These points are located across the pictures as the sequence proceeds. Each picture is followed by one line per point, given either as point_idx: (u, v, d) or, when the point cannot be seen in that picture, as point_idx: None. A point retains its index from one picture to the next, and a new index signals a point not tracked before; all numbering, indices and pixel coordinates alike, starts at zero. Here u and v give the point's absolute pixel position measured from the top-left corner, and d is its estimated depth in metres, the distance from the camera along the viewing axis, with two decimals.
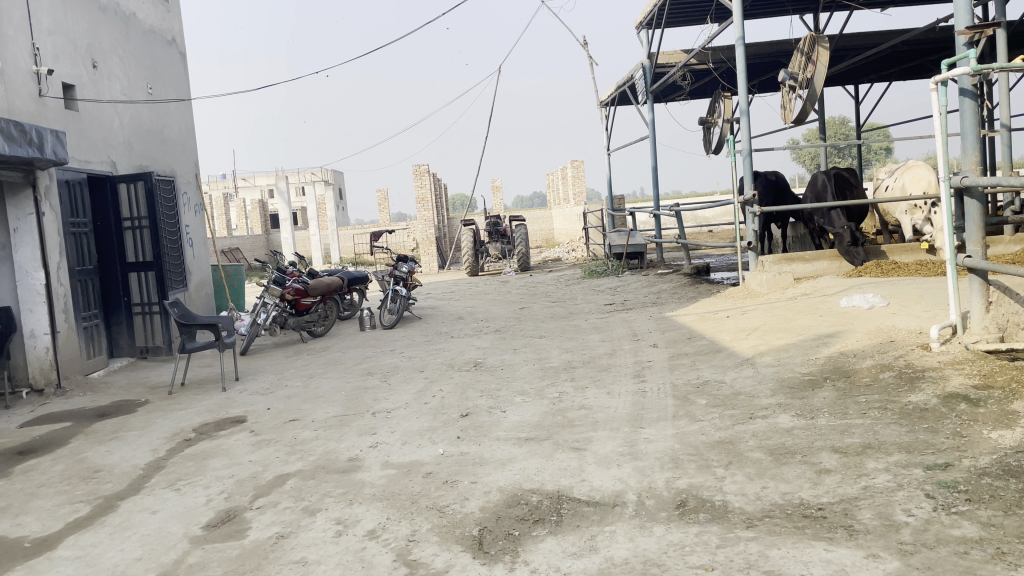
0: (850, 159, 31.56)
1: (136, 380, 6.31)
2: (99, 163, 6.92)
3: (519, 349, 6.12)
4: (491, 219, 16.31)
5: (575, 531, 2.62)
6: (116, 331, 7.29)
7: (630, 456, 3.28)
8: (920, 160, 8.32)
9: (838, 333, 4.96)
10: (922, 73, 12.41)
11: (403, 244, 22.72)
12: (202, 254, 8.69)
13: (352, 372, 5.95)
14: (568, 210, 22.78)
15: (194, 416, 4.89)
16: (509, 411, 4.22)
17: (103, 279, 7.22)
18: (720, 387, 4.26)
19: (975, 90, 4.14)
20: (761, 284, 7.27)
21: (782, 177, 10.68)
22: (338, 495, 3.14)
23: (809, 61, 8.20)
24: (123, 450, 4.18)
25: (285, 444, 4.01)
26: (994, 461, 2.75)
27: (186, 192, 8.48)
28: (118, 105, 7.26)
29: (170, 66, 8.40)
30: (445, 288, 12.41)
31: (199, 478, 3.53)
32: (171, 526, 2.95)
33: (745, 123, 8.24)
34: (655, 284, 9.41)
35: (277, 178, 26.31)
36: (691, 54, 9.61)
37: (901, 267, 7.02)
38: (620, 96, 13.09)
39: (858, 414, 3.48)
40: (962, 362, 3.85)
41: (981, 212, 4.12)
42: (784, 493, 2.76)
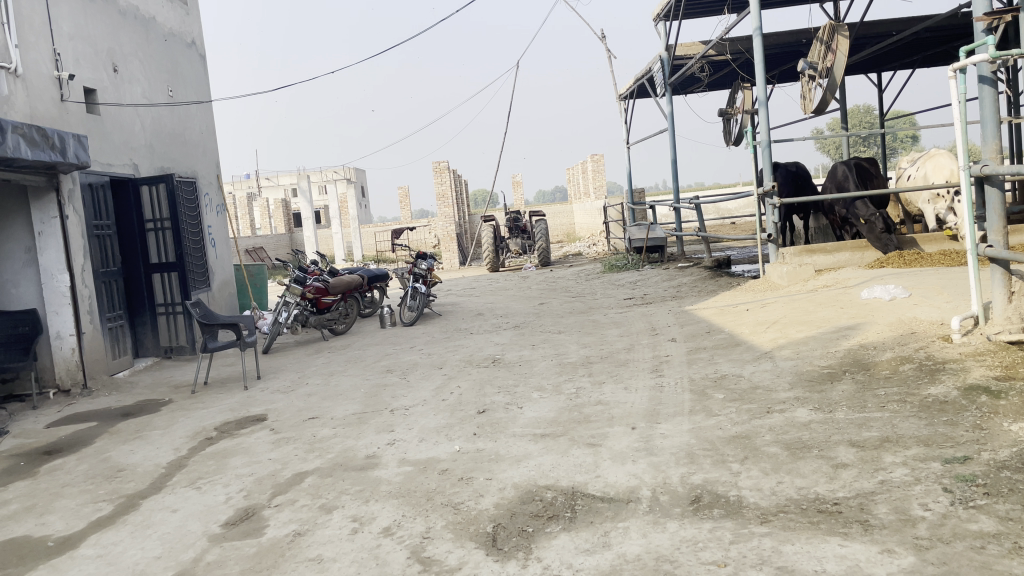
0: (875, 148, 31.12)
1: (160, 380, 6.41)
2: (122, 165, 7.01)
3: (538, 345, 6.12)
4: (511, 215, 16.31)
5: (588, 528, 2.62)
6: (141, 331, 7.40)
7: (645, 452, 3.28)
8: (942, 149, 8.21)
9: (859, 325, 4.91)
10: (946, 60, 12.21)
11: (425, 241, 22.78)
12: (224, 254, 8.78)
13: (372, 369, 5.99)
14: (589, 204, 22.72)
15: (216, 415, 4.95)
16: (526, 408, 4.22)
17: (128, 281, 7.33)
18: (738, 381, 4.24)
19: (994, 77, 4.05)
20: (782, 275, 7.22)
21: (803, 168, 10.58)
22: (355, 492, 3.17)
23: (829, 49, 8.10)
24: (145, 449, 4.24)
25: (304, 442, 4.05)
26: (1013, 454, 2.71)
27: (207, 192, 8.57)
28: (139, 107, 7.35)
29: (191, 68, 8.49)
30: (466, 285, 12.45)
31: (219, 477, 3.58)
32: (191, 524, 2.99)
33: (764, 114, 8.16)
34: (675, 277, 9.36)
35: (299, 177, 26.48)
36: (709, 45, 9.53)
37: (925, 257, 6.92)
38: (638, 89, 13.02)
39: (877, 407, 3.45)
40: (983, 354, 3.79)
41: (1001, 201, 4.05)
42: (800, 487, 2.74)
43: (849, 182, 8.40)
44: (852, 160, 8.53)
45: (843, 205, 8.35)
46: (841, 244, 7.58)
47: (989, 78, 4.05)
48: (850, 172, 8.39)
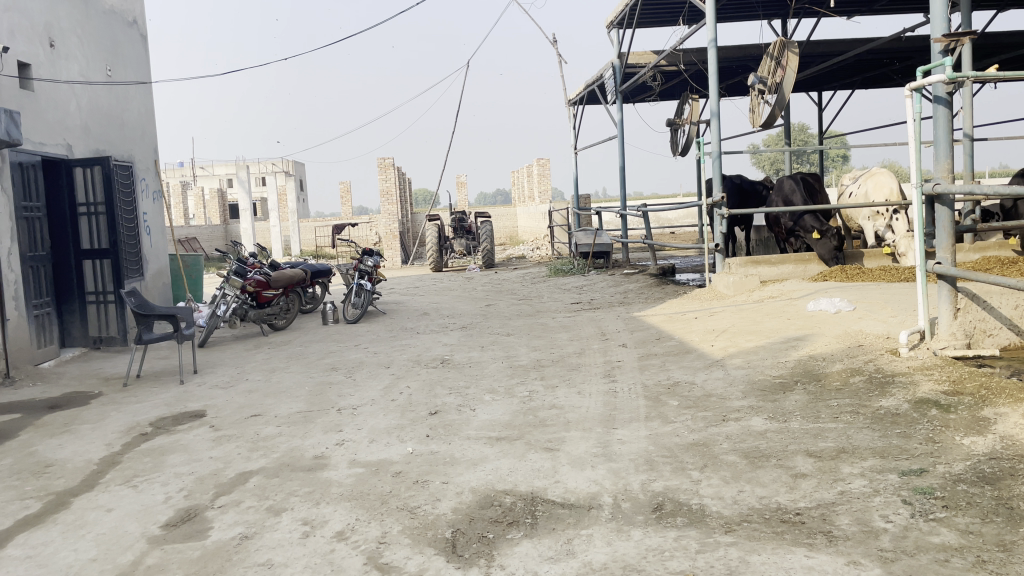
0: (811, 166, 31.96)
1: (89, 372, 6.10)
2: (55, 145, 6.68)
3: (487, 346, 6.05)
4: (456, 215, 16.21)
5: (551, 534, 2.56)
6: (69, 320, 7.05)
7: (604, 458, 3.23)
8: (883, 167, 8.41)
9: (807, 336, 4.98)
10: (885, 82, 12.59)
11: (366, 238, 22.45)
12: (160, 243, 8.45)
13: (316, 367, 5.82)
14: (533, 208, 22.77)
15: (151, 410, 4.73)
16: (479, 410, 4.14)
17: (57, 266, 6.97)
18: (691, 388, 4.24)
19: (949, 98, 4.15)
20: (727, 285, 7.28)
21: (747, 181, 10.77)
22: (304, 494, 3.04)
23: (778, 65, 8.24)
24: (75, 444, 4.01)
25: (247, 441, 3.88)
26: (968, 467, 2.76)
27: (144, 177, 8.24)
28: (76, 86, 7.01)
29: (131, 49, 8.15)
30: (410, 283, 12.29)
31: (157, 475, 3.40)
32: (128, 525, 2.82)
33: (715, 125, 8.25)
34: (621, 283, 9.41)
35: (237, 167, 25.83)
36: (662, 55, 9.62)
37: (866, 272, 7.08)
38: (589, 96, 13.09)
39: (830, 418, 3.48)
40: (931, 368, 3.88)
41: (951, 219, 4.16)
42: (761, 497, 2.73)
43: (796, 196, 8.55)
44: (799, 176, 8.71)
45: (788, 219, 8.47)
46: (785, 256, 7.71)
47: (944, 99, 4.16)
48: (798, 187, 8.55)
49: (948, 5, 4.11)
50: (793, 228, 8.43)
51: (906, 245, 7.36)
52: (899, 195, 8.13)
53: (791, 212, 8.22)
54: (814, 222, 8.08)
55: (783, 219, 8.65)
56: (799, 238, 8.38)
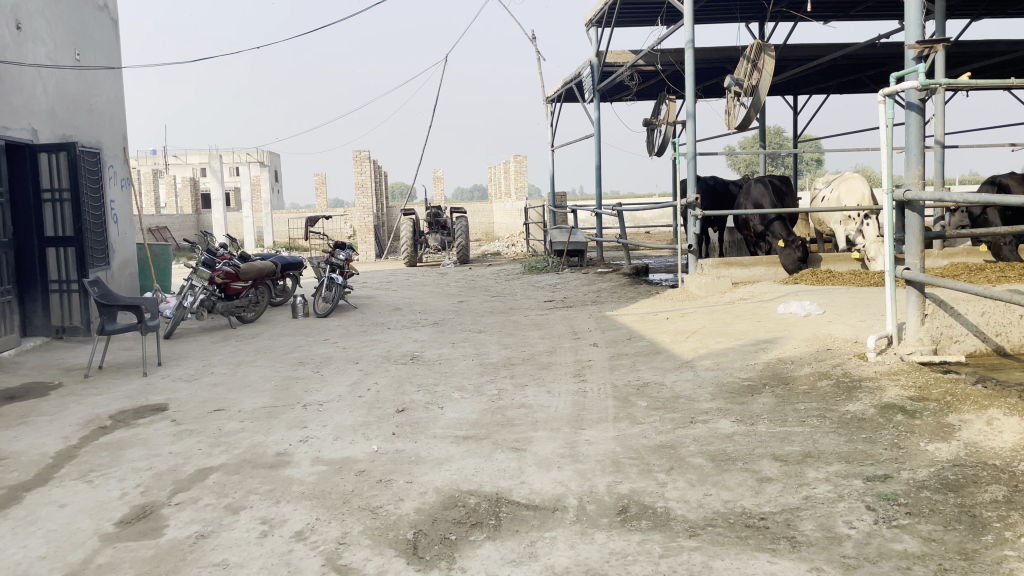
0: (786, 168, 32.21)
1: (50, 362, 5.97)
2: (19, 129, 6.52)
3: (458, 343, 6.00)
4: (431, 210, 16.15)
5: (514, 537, 2.52)
6: (31, 309, 6.89)
7: (571, 459, 3.21)
8: (856, 173, 8.47)
9: (776, 338, 4.99)
10: (861, 88, 12.69)
11: (340, 230, 22.28)
12: (127, 232, 8.30)
13: (283, 361, 5.75)
14: (509, 204, 22.73)
15: (112, 402, 4.63)
16: (447, 408, 4.10)
17: (19, 253, 6.81)
18: (660, 389, 4.22)
19: (921, 105, 4.18)
20: (699, 286, 7.28)
21: (721, 182, 10.83)
22: (264, 492, 2.98)
23: (754, 68, 8.27)
24: (31, 437, 3.91)
25: (209, 436, 3.81)
26: (931, 474, 2.76)
27: (112, 165, 8.07)
28: (43, 70, 6.85)
29: (101, 33, 7.97)
30: (383, 278, 12.20)
31: (114, 470, 3.32)
32: (80, 522, 2.74)
33: (690, 126, 8.26)
34: (594, 282, 9.41)
35: (210, 156, 25.50)
36: (639, 55, 9.63)
37: (836, 276, 7.13)
38: (566, 93, 13.07)
39: (797, 421, 3.49)
40: (897, 373, 3.90)
41: (921, 226, 4.18)
42: (726, 501, 2.71)
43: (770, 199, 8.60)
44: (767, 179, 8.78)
45: (759, 222, 8.50)
46: (757, 259, 7.75)
47: (916, 105, 4.18)
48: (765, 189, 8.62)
49: (923, 11, 4.13)
50: (763, 231, 8.47)
51: (876, 250, 7.42)
52: (870, 200, 8.19)
53: (761, 215, 8.24)
54: (785, 225, 8.12)
55: (753, 221, 8.68)
56: (769, 241, 8.42)
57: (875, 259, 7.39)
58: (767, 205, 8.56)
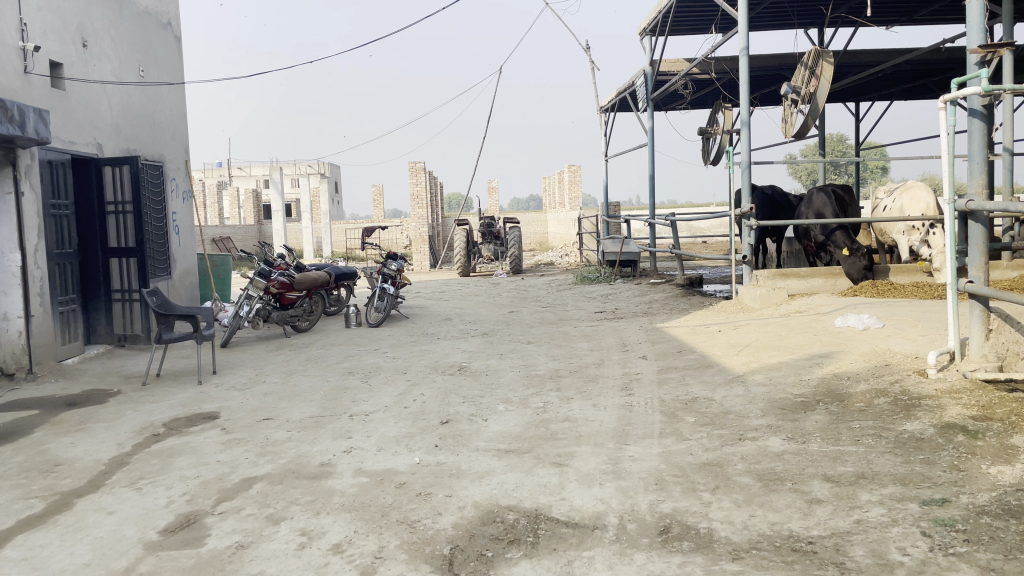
0: (848, 176, 31.43)
1: (111, 369, 6.14)
2: (84, 144, 6.75)
3: (505, 354, 5.98)
4: (484, 220, 16.19)
5: (551, 555, 2.48)
6: (94, 317, 7.12)
7: (613, 475, 3.14)
8: (920, 182, 8.19)
9: (833, 353, 4.83)
10: (926, 93, 12.30)
11: (396, 240, 22.50)
12: (188, 242, 8.51)
13: (333, 370, 5.80)
14: (563, 214, 22.68)
15: (166, 410, 4.74)
16: (491, 420, 4.07)
17: (83, 264, 7.04)
18: (709, 404, 4.12)
19: (984, 111, 4.00)
20: (754, 298, 7.12)
21: (779, 192, 10.63)
22: (305, 503, 2.99)
23: (813, 75, 8.07)
24: (87, 443, 4.02)
25: (256, 445, 3.86)
26: (992, 499, 2.62)
27: (174, 178, 8.29)
28: (108, 86, 7.09)
29: (164, 50, 8.22)
30: (436, 288, 12.27)
31: (162, 478, 3.38)
32: (127, 530, 2.79)
33: (746, 134, 8.09)
34: (647, 293, 9.29)
35: (271, 167, 26.08)
36: (694, 63, 9.49)
37: (898, 288, 6.90)
38: (620, 103, 12.99)
39: (851, 440, 3.36)
40: (959, 392, 3.72)
41: (984, 237, 4.00)
42: (773, 523, 2.62)
43: (829, 209, 8.38)
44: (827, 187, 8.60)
45: (819, 232, 8.27)
46: (815, 269, 7.54)
47: (979, 111, 4.01)
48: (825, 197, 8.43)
49: (984, 14, 3.96)
50: (824, 241, 8.24)
51: (941, 261, 7.15)
52: (936, 210, 7.90)
53: (823, 224, 8.02)
54: (847, 236, 7.89)
55: (813, 231, 8.44)
56: (830, 251, 8.18)
57: (941, 271, 7.12)
58: (828, 214, 8.32)
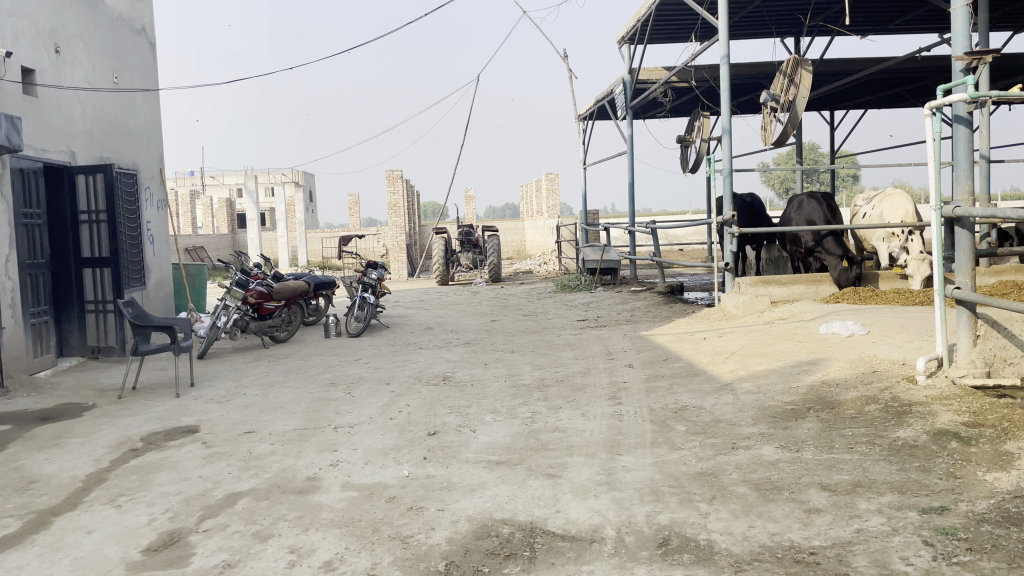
0: (821, 184, 31.78)
1: (85, 382, 5.99)
2: (57, 152, 6.60)
3: (490, 363, 5.92)
4: (463, 229, 16.14)
5: (550, 570, 2.42)
6: (67, 329, 6.95)
7: (608, 487, 3.09)
8: (899, 189, 8.26)
9: (819, 360, 4.83)
10: (899, 102, 12.47)
11: (373, 249, 22.36)
12: (163, 252, 8.36)
13: (315, 381, 5.71)
14: (541, 222, 22.68)
15: (144, 423, 4.62)
16: (479, 431, 4.01)
17: (56, 274, 6.88)
18: (699, 413, 4.09)
19: (969, 117, 4.02)
20: (737, 305, 7.12)
21: (760, 201, 10.81)
22: (293, 519, 2.91)
23: (791, 83, 8.11)
24: (62, 459, 3.89)
25: (239, 459, 3.76)
26: (991, 506, 2.61)
27: (148, 186, 8.15)
28: (81, 93, 6.95)
29: (138, 56, 8.08)
30: (415, 297, 12.19)
31: (143, 494, 3.27)
32: (108, 549, 2.69)
33: (726, 142, 8.11)
34: (628, 301, 9.28)
35: (246, 176, 25.85)
36: (673, 72, 9.53)
37: (879, 295, 6.93)
38: (599, 111, 13.01)
39: (845, 448, 3.33)
40: (950, 398, 3.72)
41: (971, 243, 4.01)
42: (773, 533, 2.58)
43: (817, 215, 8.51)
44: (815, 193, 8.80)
45: (809, 238, 8.35)
46: (797, 276, 7.56)
47: (965, 118, 4.03)
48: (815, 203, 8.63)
49: (970, 22, 4.00)
50: (812, 246, 8.31)
51: (919, 268, 7.18)
52: (914, 217, 7.97)
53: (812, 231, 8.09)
54: (837, 243, 7.96)
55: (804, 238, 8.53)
56: (818, 257, 8.26)
57: (917, 279, 7.17)
58: (817, 220, 8.44)
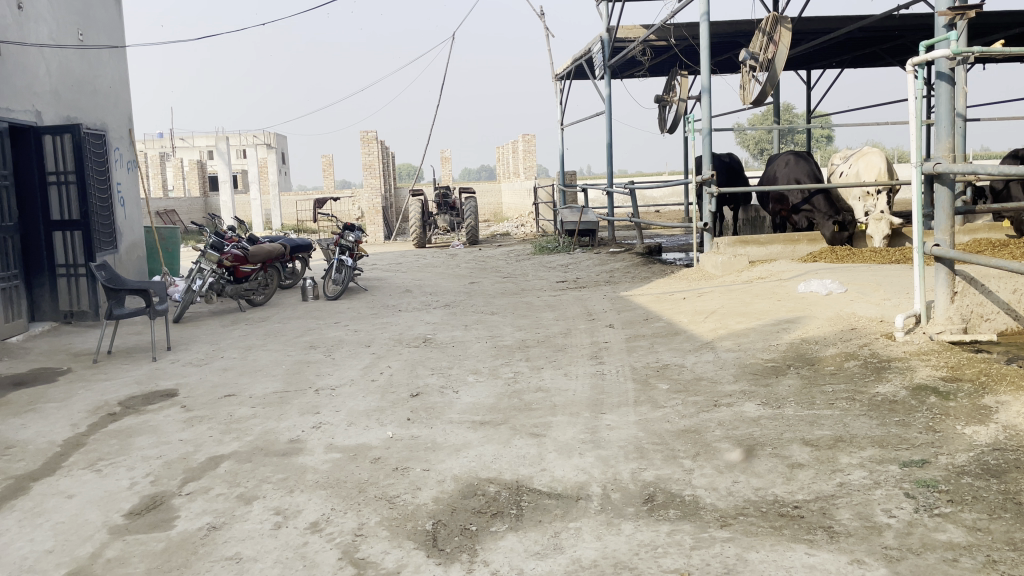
0: (796, 145, 31.86)
1: (58, 347, 5.89)
2: (21, 111, 6.41)
3: (470, 325, 5.91)
4: (440, 191, 16.01)
5: (537, 528, 2.42)
6: (38, 294, 6.82)
7: (592, 445, 3.10)
8: (875, 148, 8.30)
9: (798, 318, 4.86)
10: (875, 61, 12.47)
11: (348, 212, 22.14)
12: (135, 214, 8.20)
13: (294, 344, 5.66)
14: (518, 184, 22.57)
15: (121, 387, 4.56)
16: (462, 392, 4.00)
17: (25, 238, 6.72)
18: (681, 371, 4.11)
19: (952, 74, 4.01)
20: (716, 266, 7.14)
21: (738, 161, 10.82)
22: (277, 481, 2.89)
23: (771, 41, 8.05)
24: (39, 424, 3.83)
25: (219, 422, 3.72)
26: (971, 459, 2.65)
27: (118, 147, 7.96)
28: (45, 50, 6.73)
29: (103, 12, 7.84)
30: (393, 259, 12.11)
31: (123, 458, 3.23)
32: (89, 513, 2.66)
33: (706, 101, 8.06)
34: (607, 262, 9.29)
35: (218, 138, 25.43)
36: (652, 30, 9.43)
37: (856, 254, 6.98)
38: (576, 70, 12.87)
39: (826, 404, 3.37)
40: (928, 353, 3.77)
41: (951, 200, 4.03)
42: (757, 488, 2.60)
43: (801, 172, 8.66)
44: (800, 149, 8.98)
45: (796, 196, 8.40)
46: (775, 235, 7.57)
47: (947, 75, 4.02)
48: (804, 161, 8.86)
49: None
50: (799, 204, 8.36)
51: (877, 227, 7.36)
52: (888, 175, 8.02)
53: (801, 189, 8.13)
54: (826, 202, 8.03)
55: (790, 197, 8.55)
56: (806, 216, 8.31)
57: (877, 238, 7.35)
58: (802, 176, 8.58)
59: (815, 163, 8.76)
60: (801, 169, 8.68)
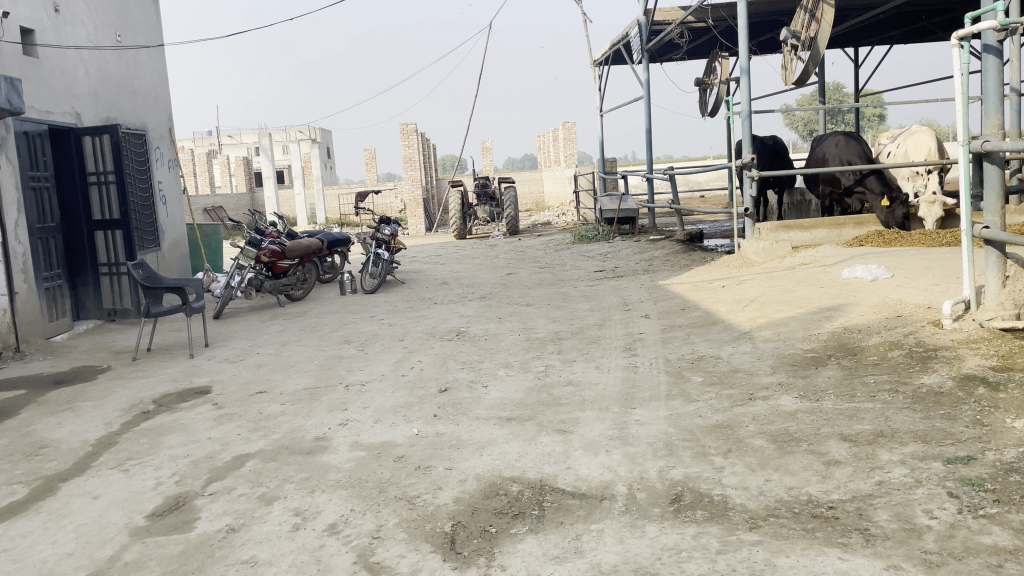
0: (845, 125, 31.09)
1: (100, 345, 5.98)
2: (61, 114, 6.51)
3: (504, 317, 5.84)
4: (479, 181, 15.94)
5: (558, 530, 2.34)
6: (83, 292, 6.96)
7: (620, 442, 3.01)
8: (923, 126, 8.00)
9: (841, 305, 4.68)
10: (925, 35, 12.01)
11: (390, 205, 22.22)
12: (177, 212, 8.31)
13: (328, 339, 5.66)
14: (559, 172, 22.42)
15: (157, 385, 4.60)
16: (491, 387, 3.94)
17: (68, 238, 6.86)
18: (716, 363, 3.99)
19: (1000, 47, 3.79)
20: (757, 252, 6.94)
21: (781, 143, 10.54)
22: (299, 480, 2.86)
23: (812, 18, 7.79)
24: (74, 423, 3.88)
25: (248, 420, 3.72)
26: (1021, 454, 2.49)
27: (159, 146, 8.07)
28: (84, 52, 6.83)
29: (141, 12, 7.93)
30: (433, 251, 12.11)
31: (151, 457, 3.25)
32: (112, 515, 2.66)
33: (745, 82, 7.83)
34: (647, 250, 9.13)
35: (262, 135, 25.75)
36: (690, 11, 9.22)
37: (905, 237, 6.71)
38: (614, 56, 12.68)
39: (867, 396, 3.22)
40: (977, 342, 3.58)
41: (1000, 179, 3.82)
42: (790, 487, 2.49)
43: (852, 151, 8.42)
44: (850, 129, 8.72)
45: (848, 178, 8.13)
46: (818, 220, 7.31)
47: (995, 48, 3.80)
48: (856, 142, 8.60)
49: None
50: (852, 186, 8.07)
51: (929, 210, 7.13)
52: (939, 154, 7.72)
53: (853, 170, 7.85)
54: (880, 181, 7.76)
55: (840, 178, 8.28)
56: (858, 198, 8.05)
57: (929, 221, 7.12)
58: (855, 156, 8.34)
59: (868, 142, 8.47)
60: (853, 149, 8.42)
